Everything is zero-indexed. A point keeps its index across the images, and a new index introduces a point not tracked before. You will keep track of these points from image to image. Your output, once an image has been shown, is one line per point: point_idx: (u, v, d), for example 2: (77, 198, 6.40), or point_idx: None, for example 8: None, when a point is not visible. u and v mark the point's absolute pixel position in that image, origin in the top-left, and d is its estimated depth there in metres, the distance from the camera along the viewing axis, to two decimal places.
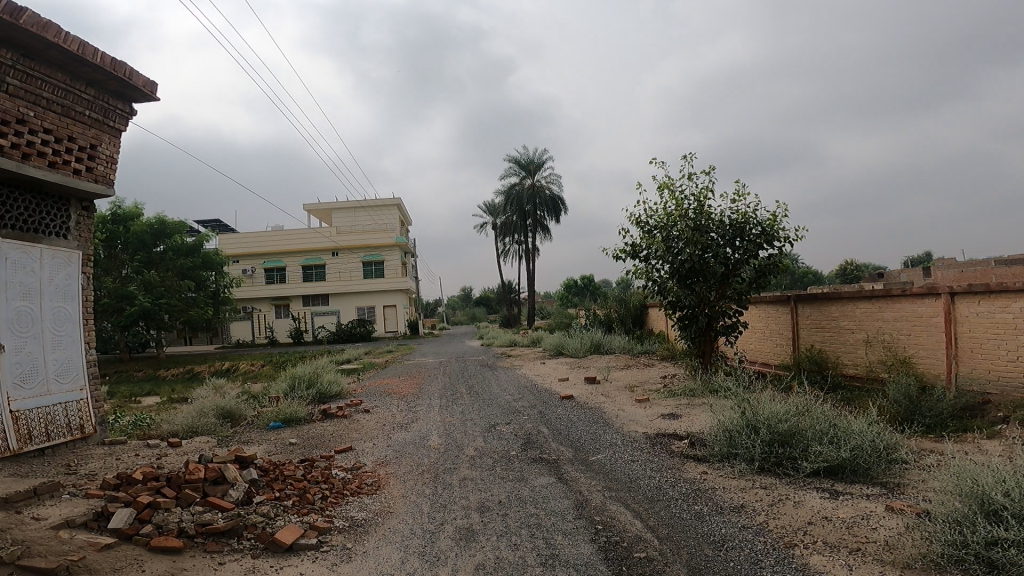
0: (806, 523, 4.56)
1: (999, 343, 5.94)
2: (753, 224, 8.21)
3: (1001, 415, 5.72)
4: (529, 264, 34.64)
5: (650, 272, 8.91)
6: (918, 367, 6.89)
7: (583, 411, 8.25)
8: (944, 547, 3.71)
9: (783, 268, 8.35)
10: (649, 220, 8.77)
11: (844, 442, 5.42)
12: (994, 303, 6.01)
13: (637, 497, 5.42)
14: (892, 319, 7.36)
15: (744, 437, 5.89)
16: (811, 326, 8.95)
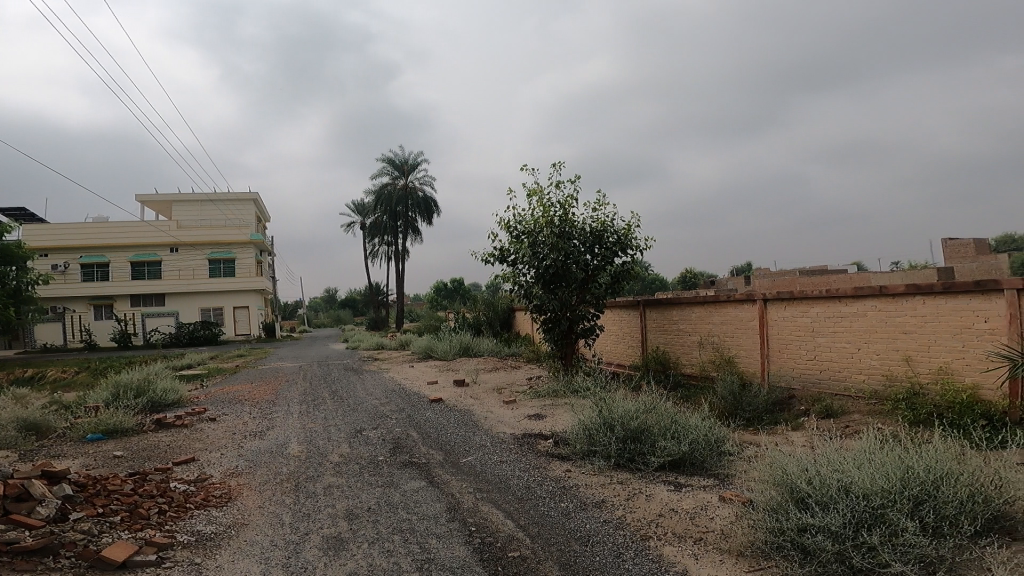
0: (657, 515, 4.87)
1: (800, 344, 6.90)
2: (611, 232, 8.75)
3: (804, 408, 6.59)
4: (396, 266, 34.18)
5: (517, 276, 9.13)
6: (740, 364, 7.71)
7: (452, 413, 8.29)
8: (766, 534, 4.01)
9: (634, 275, 8.99)
10: (517, 225, 8.99)
11: (684, 435, 5.89)
12: (797, 308, 6.99)
13: (507, 497, 5.51)
14: (721, 322, 8.15)
15: (602, 435, 6.19)
16: (657, 328, 9.61)
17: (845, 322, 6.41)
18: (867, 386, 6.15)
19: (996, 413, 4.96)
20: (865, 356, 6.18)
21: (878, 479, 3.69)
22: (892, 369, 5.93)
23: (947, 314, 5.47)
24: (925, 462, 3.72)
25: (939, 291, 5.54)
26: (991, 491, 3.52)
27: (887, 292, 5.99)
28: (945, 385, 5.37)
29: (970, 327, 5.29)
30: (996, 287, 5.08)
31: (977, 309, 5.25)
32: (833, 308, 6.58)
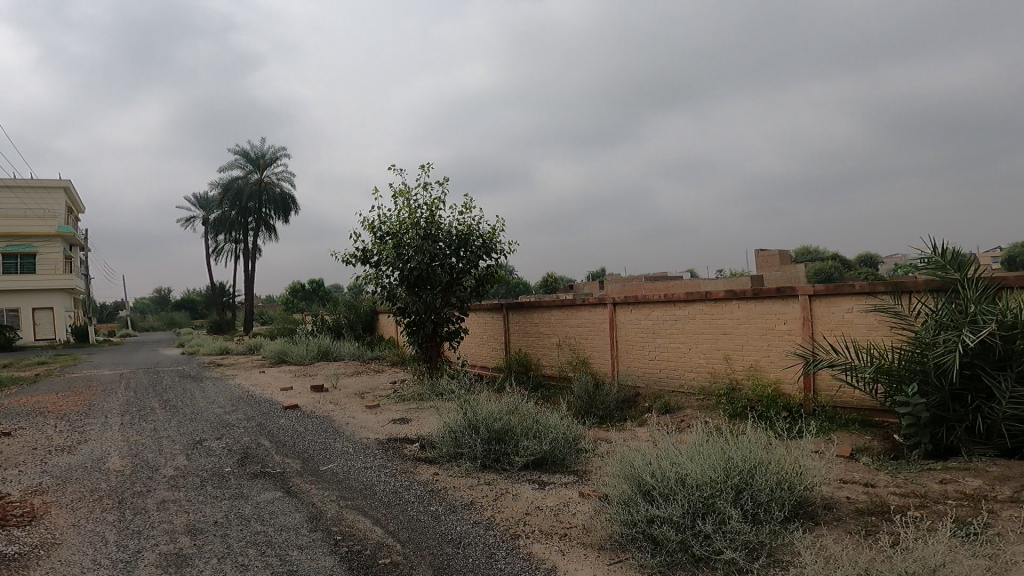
0: (523, 514, 4.69)
1: (642, 345, 7.66)
2: (476, 236, 9.03)
3: (646, 405, 7.34)
4: (245, 266, 32.22)
5: (380, 278, 9.05)
6: (592, 365, 8.42)
7: (310, 420, 7.92)
8: (621, 527, 3.86)
9: (498, 278, 9.40)
10: (382, 226, 8.82)
11: (545, 435, 6.02)
12: (639, 312, 7.74)
13: (374, 504, 5.13)
14: (575, 325, 8.77)
15: (466, 437, 6.13)
16: (518, 331, 10.02)
17: (678, 325, 7.22)
18: (697, 383, 7.00)
19: (794, 405, 5.96)
20: (694, 356, 7.03)
21: (707, 470, 3.87)
22: (715, 366, 6.79)
23: (757, 317, 6.38)
24: (741, 453, 3.99)
25: (751, 297, 6.43)
26: (793, 477, 3.84)
27: (712, 297, 6.83)
28: (756, 380, 6.30)
29: (774, 329, 6.22)
30: (793, 294, 6.03)
31: (779, 312, 6.18)
32: (668, 311, 7.37)
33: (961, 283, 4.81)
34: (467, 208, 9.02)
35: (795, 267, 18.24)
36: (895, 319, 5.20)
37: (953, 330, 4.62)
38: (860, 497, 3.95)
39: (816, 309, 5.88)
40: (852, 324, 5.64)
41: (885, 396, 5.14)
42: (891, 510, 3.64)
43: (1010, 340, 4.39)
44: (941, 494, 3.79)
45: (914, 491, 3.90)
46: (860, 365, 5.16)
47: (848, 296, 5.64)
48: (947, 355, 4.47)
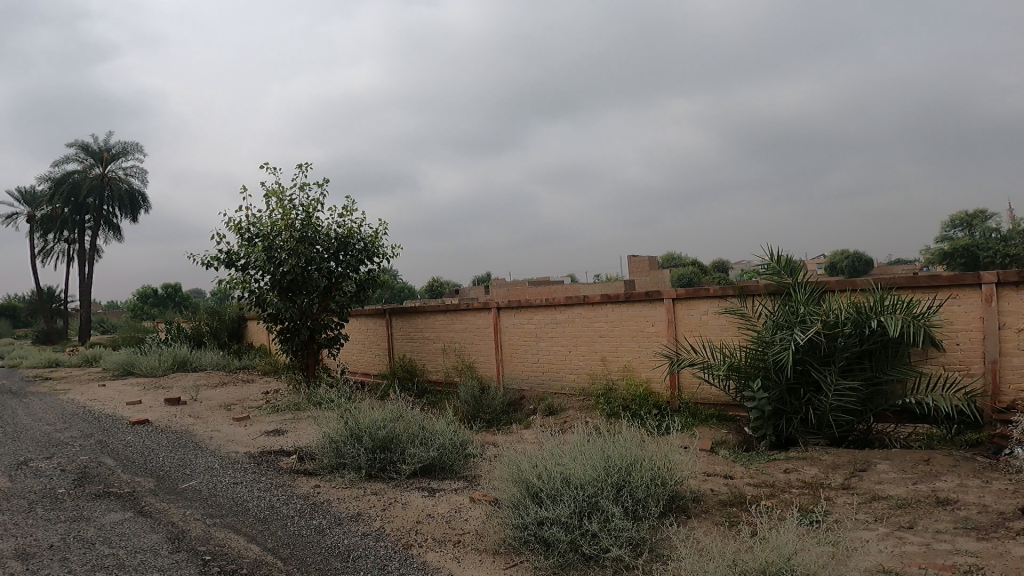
0: (415, 522, 4.55)
1: (525, 347, 7.90)
2: (358, 239, 8.70)
3: (532, 407, 7.57)
4: (82, 267, 28.22)
5: (249, 282, 8.42)
6: (478, 369, 8.49)
7: (164, 436, 7.12)
8: (513, 530, 3.90)
9: (380, 283, 9.18)
10: (252, 227, 8.21)
11: (432, 441, 5.94)
12: (523, 316, 7.93)
13: (248, 520, 4.74)
14: (461, 329, 8.78)
15: (349, 447, 5.88)
16: (402, 337, 9.82)
17: (559, 327, 7.50)
18: (578, 383, 7.34)
19: (662, 402, 6.43)
20: (574, 357, 7.36)
21: (589, 469, 4.06)
22: (594, 367, 7.16)
23: (629, 319, 6.82)
24: (620, 451, 4.24)
25: (623, 300, 6.86)
26: (666, 473, 4.15)
27: (589, 301, 7.19)
28: (629, 380, 6.74)
29: (644, 330, 6.69)
30: (658, 297, 6.52)
31: (648, 314, 6.65)
32: (549, 315, 7.63)
33: (794, 287, 5.52)
34: (347, 210, 8.65)
35: (663, 272, 19.76)
36: (742, 319, 5.91)
37: (787, 328, 5.35)
38: (722, 489, 4.37)
39: (678, 311, 6.41)
40: (708, 325, 6.22)
41: (736, 391, 5.72)
42: (748, 500, 4.07)
43: (832, 338, 5.11)
44: (787, 484, 4.31)
45: (765, 481, 4.40)
46: (715, 363, 5.77)
47: (705, 299, 6.20)
48: (783, 351, 5.15)
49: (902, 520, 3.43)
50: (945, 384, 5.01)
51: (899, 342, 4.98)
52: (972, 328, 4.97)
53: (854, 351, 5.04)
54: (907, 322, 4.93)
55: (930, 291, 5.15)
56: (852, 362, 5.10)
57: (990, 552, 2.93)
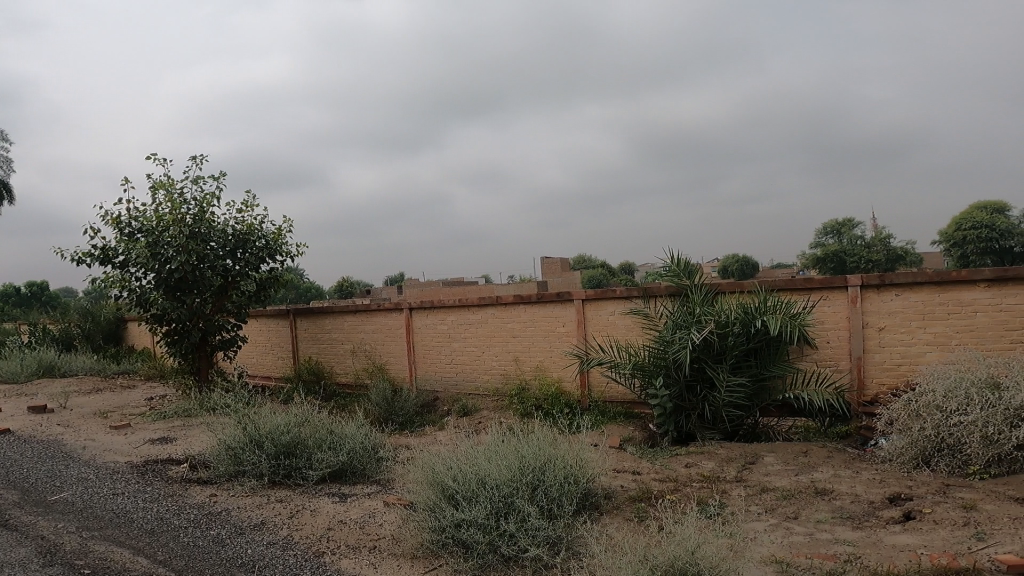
0: (326, 529, 4.39)
1: (438, 348, 7.87)
2: (258, 236, 8.22)
3: (446, 408, 7.58)
4: None
5: (129, 280, 7.69)
6: (389, 371, 8.34)
7: (28, 446, 6.33)
8: (431, 534, 3.89)
9: (283, 283, 8.77)
10: (133, 221, 7.49)
11: (341, 445, 5.76)
12: (435, 317, 7.89)
13: (133, 532, 4.34)
14: (370, 331, 8.57)
15: (248, 453, 5.56)
16: (308, 338, 9.42)
17: (472, 328, 7.55)
18: (491, 384, 7.43)
19: (573, 401, 6.69)
20: (488, 358, 7.44)
21: (504, 470, 4.13)
22: (507, 368, 7.29)
23: (541, 320, 7.00)
24: (534, 451, 4.35)
25: (535, 301, 7.02)
26: (578, 471, 4.33)
27: (502, 302, 7.28)
28: (541, 380, 6.94)
29: (555, 331, 6.89)
30: (569, 298, 6.74)
31: (558, 315, 6.87)
32: (462, 315, 7.64)
33: (691, 288, 5.94)
34: (247, 205, 8.14)
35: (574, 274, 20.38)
36: (645, 319, 6.27)
37: (684, 328, 5.74)
38: (631, 485, 4.63)
39: (587, 311, 6.67)
40: (614, 325, 6.53)
41: (641, 388, 6.07)
42: (655, 495, 4.35)
43: (724, 337, 5.56)
44: (688, 478, 4.65)
45: (669, 476, 4.72)
46: (621, 362, 6.08)
47: (612, 300, 6.51)
48: (681, 350, 5.55)
49: (788, 511, 3.82)
50: (819, 379, 5.63)
51: (779, 340, 5.52)
52: (839, 328, 5.62)
53: (742, 349, 5.52)
54: (786, 321, 5.48)
55: (806, 293, 5.75)
56: (740, 359, 5.59)
57: (864, 541, 3.27)
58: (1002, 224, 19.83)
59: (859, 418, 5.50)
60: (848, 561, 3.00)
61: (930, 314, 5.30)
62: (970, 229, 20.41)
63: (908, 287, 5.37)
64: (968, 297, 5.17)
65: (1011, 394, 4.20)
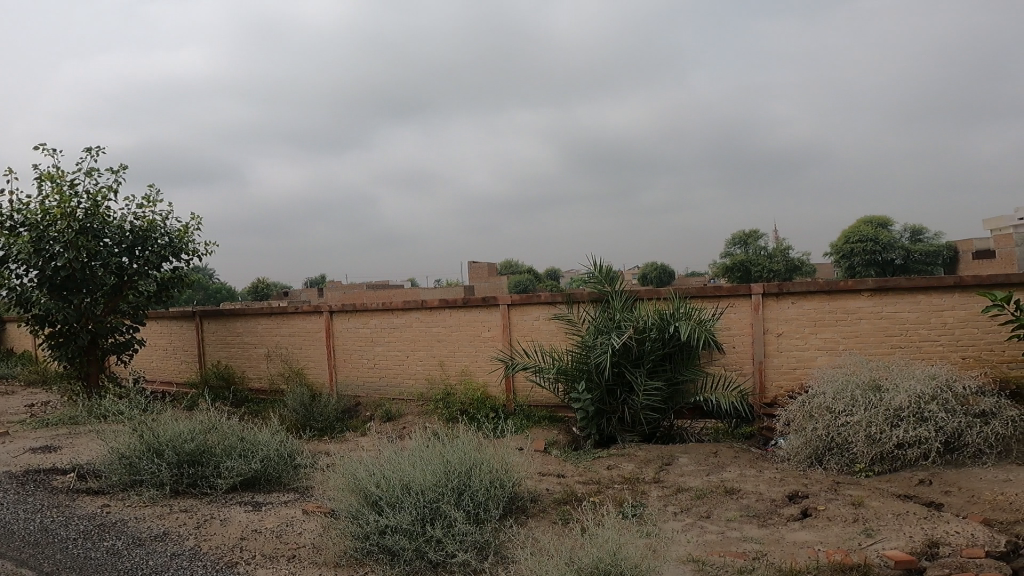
0: (239, 539, 4.17)
1: (360, 352, 7.68)
2: (161, 233, 7.65)
3: (368, 413, 7.41)
4: None
5: (5, 278, 6.92)
6: (308, 376, 8.04)
7: None
8: (354, 541, 3.80)
9: (188, 284, 8.19)
10: (12, 212, 6.76)
11: (254, 453, 5.47)
12: (357, 320, 7.69)
13: (12, 545, 3.92)
14: (286, 334, 8.22)
15: (147, 462, 5.16)
16: (217, 341, 8.87)
17: (396, 332, 7.43)
18: (416, 389, 7.35)
19: (499, 405, 6.76)
20: (412, 362, 7.35)
21: (429, 475, 4.11)
22: (432, 372, 7.24)
23: (466, 324, 7.01)
24: (460, 455, 4.36)
25: (460, 305, 7.02)
26: (504, 475, 4.38)
27: (427, 306, 7.21)
28: (467, 384, 6.95)
29: (480, 335, 6.93)
30: (494, 303, 6.80)
31: (484, 319, 6.91)
32: (386, 319, 7.50)
33: (612, 294, 6.18)
34: (149, 200, 7.56)
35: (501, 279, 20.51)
36: (568, 324, 6.45)
37: (605, 334, 5.97)
38: (556, 487, 4.75)
39: (512, 316, 6.77)
40: (539, 330, 6.67)
41: (564, 392, 6.23)
42: (579, 497, 4.49)
43: (641, 342, 5.84)
44: (610, 479, 4.84)
45: (592, 478, 4.89)
46: (546, 367, 6.22)
47: (536, 306, 6.64)
48: (602, 355, 5.76)
49: (703, 510, 4.07)
50: (726, 383, 6.04)
51: (691, 345, 5.87)
52: (745, 333, 6.06)
53: (658, 353, 5.82)
54: (697, 328, 5.83)
55: (715, 299, 6.15)
56: (656, 364, 5.88)
57: (769, 538, 3.55)
58: (884, 238, 22.21)
59: (762, 419, 5.95)
60: (756, 558, 3.25)
61: (821, 320, 5.84)
62: (858, 242, 22.54)
63: (803, 295, 5.88)
64: (853, 305, 5.75)
65: (891, 396, 4.72)
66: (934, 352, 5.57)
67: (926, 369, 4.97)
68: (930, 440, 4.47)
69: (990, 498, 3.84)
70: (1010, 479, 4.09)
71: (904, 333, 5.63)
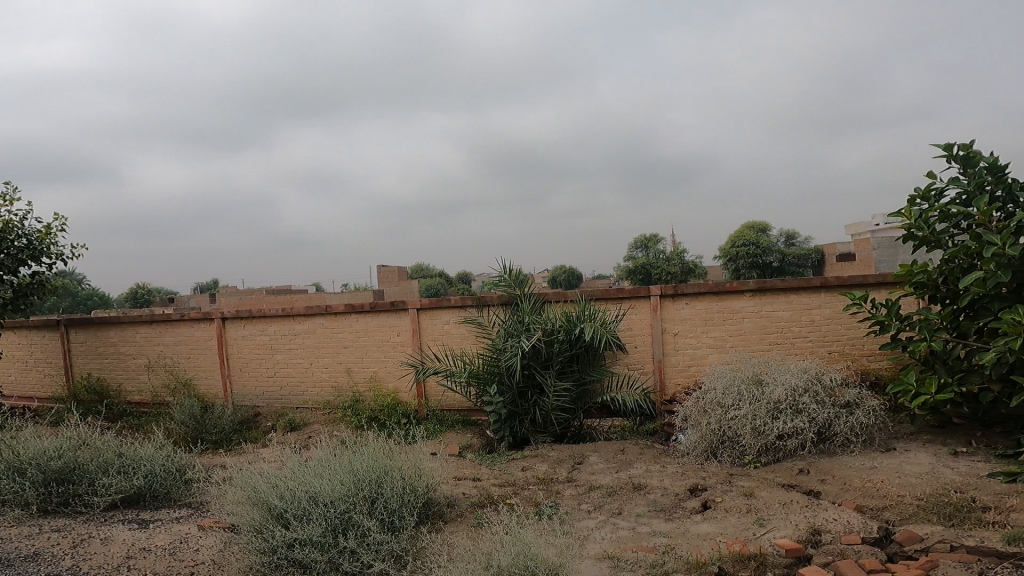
0: (125, 558, 3.80)
1: (258, 360, 7.26)
2: (18, 233, 6.76)
3: (269, 424, 7.03)
4: None
5: None
6: (199, 387, 7.47)
7: None
8: (259, 556, 3.60)
9: (52, 289, 7.30)
10: None
11: (138, 469, 4.98)
12: (254, 327, 7.26)
13: None
14: (171, 343, 7.57)
15: (4, 483, 4.55)
16: (88, 352, 7.99)
17: (298, 339, 7.10)
18: (321, 397, 7.06)
19: (411, 410, 6.66)
20: (316, 370, 7.06)
21: (339, 485, 3.96)
22: (338, 379, 6.99)
23: (374, 329, 6.84)
24: (371, 463, 4.25)
25: (368, 310, 6.84)
26: (417, 481, 4.30)
27: (332, 311, 6.96)
28: (376, 391, 6.79)
29: (389, 340, 6.80)
30: (403, 307, 6.70)
31: (393, 324, 6.78)
32: (287, 325, 7.14)
33: (522, 298, 6.30)
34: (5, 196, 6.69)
35: (411, 283, 20.16)
36: (478, 327, 6.50)
37: (515, 336, 6.08)
38: (472, 491, 4.76)
39: (422, 320, 6.70)
40: (449, 334, 6.66)
41: (476, 396, 6.27)
42: (496, 499, 4.54)
43: (550, 344, 6.01)
44: (525, 481, 4.94)
45: (507, 480, 4.96)
46: (457, 371, 6.23)
47: (446, 310, 6.62)
48: (512, 357, 5.86)
49: (614, 507, 4.27)
50: (630, 382, 6.37)
51: (597, 346, 6.12)
52: (645, 334, 6.42)
53: (565, 355, 6.02)
54: (601, 330, 6.09)
55: (618, 301, 6.47)
56: (564, 365, 6.08)
57: (676, 531, 3.80)
58: (763, 242, 24.26)
59: (663, 416, 6.33)
60: (665, 552, 3.46)
61: (712, 320, 6.32)
62: (742, 246, 24.60)
63: (695, 296, 6.34)
64: (738, 305, 6.28)
65: (771, 389, 5.21)
66: (806, 348, 6.23)
67: (801, 364, 5.54)
68: (806, 431, 4.98)
69: (860, 485, 4.36)
70: (873, 466, 4.66)
71: (781, 331, 6.24)
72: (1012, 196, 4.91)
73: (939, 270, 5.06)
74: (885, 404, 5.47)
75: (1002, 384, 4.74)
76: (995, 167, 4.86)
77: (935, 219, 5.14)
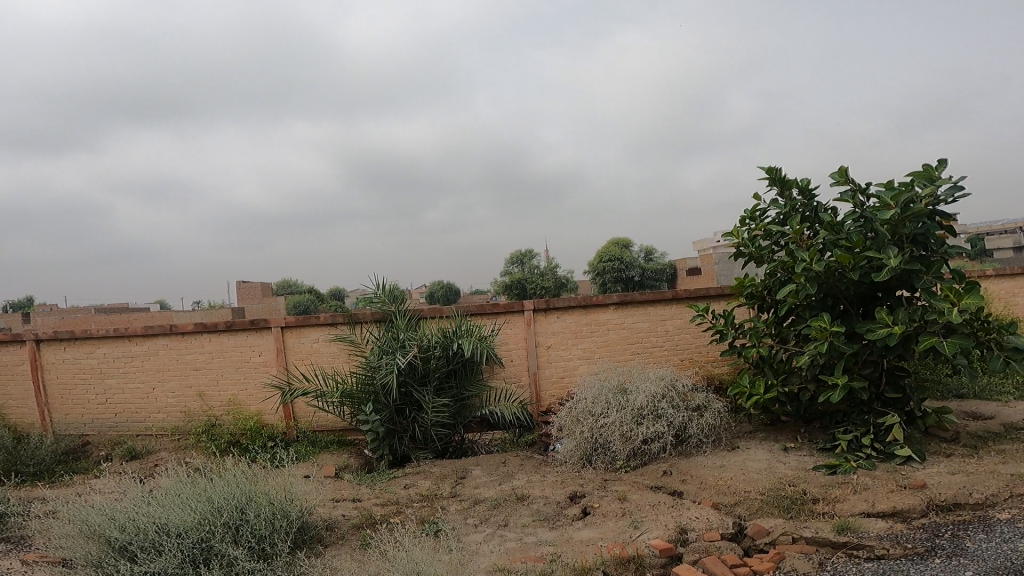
0: None
1: (87, 386, 6.29)
2: None
3: (102, 453, 6.10)
4: None
5: None
6: (10, 417, 6.37)
7: None
8: None
9: None
10: None
11: None
12: (79, 349, 6.29)
13: None
14: None
15: None
16: None
17: (137, 362, 6.25)
18: (168, 423, 6.26)
19: (277, 433, 6.15)
20: (160, 395, 6.25)
21: (198, 511, 3.53)
22: (188, 404, 6.25)
23: (231, 349, 6.23)
24: (236, 485, 3.83)
25: (223, 329, 6.22)
26: (290, 505, 3.92)
27: (178, 331, 6.22)
28: (236, 414, 6.17)
29: (249, 361, 6.23)
30: (265, 325, 6.18)
31: (254, 343, 6.22)
32: (122, 347, 6.27)
33: (396, 314, 6.11)
34: None
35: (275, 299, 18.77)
36: (351, 345, 6.19)
37: (390, 353, 5.87)
38: (352, 512, 4.48)
39: (288, 339, 6.23)
40: (319, 353, 6.26)
41: (351, 415, 5.98)
42: (378, 519, 4.31)
43: (426, 360, 5.89)
44: (408, 498, 4.76)
45: (389, 500, 4.73)
46: (328, 391, 5.88)
47: (314, 327, 6.22)
48: (388, 375, 5.66)
49: (499, 519, 4.26)
50: (507, 396, 6.44)
51: (474, 361, 6.11)
52: (520, 347, 6.55)
53: (442, 370, 5.94)
54: (478, 345, 6.08)
55: (493, 316, 6.53)
56: (442, 381, 5.99)
57: (561, 539, 3.88)
58: (626, 258, 26.06)
59: (540, 426, 6.46)
60: (554, 560, 3.51)
61: (581, 332, 6.62)
62: (608, 261, 26.30)
63: (566, 310, 6.61)
64: (604, 318, 6.66)
65: (635, 397, 5.55)
66: (665, 357, 6.75)
67: (658, 372, 5.99)
68: (666, 434, 5.37)
69: (715, 483, 4.79)
70: (723, 464, 5.15)
71: (643, 341, 6.72)
72: (817, 217, 5.72)
73: (765, 283, 5.76)
74: (728, 405, 6.09)
75: (816, 385, 5.51)
76: (806, 190, 5.66)
77: (758, 238, 5.88)
